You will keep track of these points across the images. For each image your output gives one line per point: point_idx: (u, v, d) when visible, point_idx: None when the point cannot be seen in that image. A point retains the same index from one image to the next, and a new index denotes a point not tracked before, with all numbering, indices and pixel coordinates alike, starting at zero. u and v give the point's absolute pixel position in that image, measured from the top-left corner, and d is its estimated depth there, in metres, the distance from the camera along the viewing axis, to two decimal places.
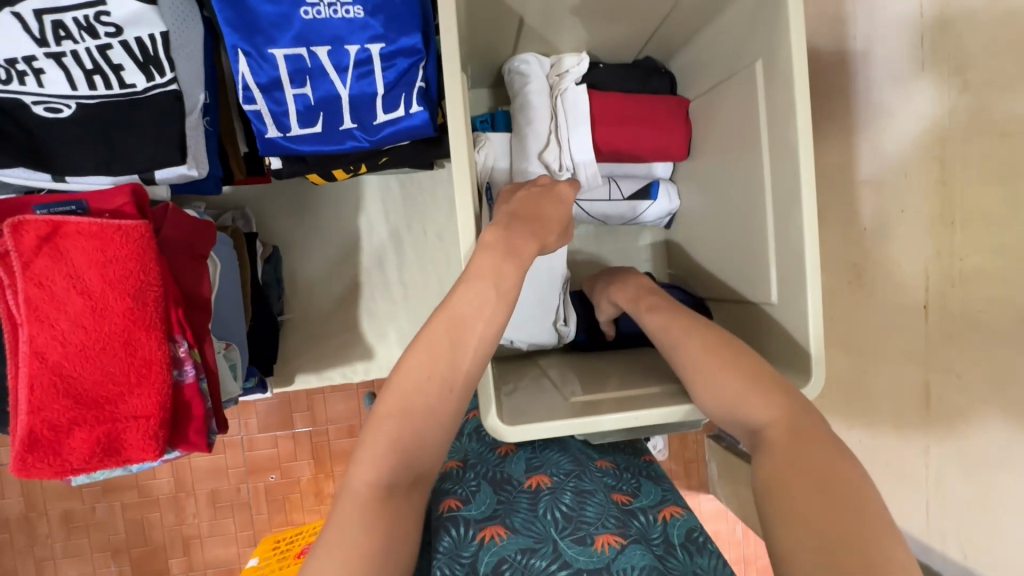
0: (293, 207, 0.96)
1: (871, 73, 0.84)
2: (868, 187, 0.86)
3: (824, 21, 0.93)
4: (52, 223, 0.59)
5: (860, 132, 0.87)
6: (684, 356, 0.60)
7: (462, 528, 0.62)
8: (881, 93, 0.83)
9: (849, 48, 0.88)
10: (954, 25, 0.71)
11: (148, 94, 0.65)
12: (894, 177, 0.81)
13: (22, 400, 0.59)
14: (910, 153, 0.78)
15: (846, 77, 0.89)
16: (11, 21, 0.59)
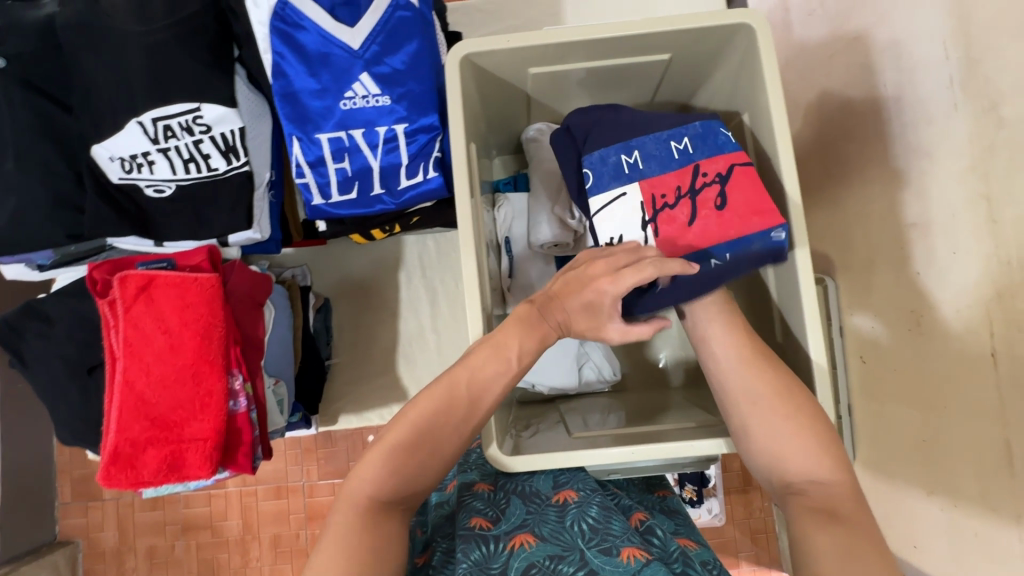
0: (345, 265, 1.10)
1: (900, 118, 0.83)
2: (918, 231, 0.81)
3: (855, 74, 0.93)
4: (147, 275, 0.74)
5: (892, 178, 0.85)
6: (747, 411, 0.60)
7: (491, 543, 0.59)
8: (920, 133, 0.80)
9: (882, 95, 0.86)
10: (983, 63, 0.69)
11: (228, 175, 0.83)
12: (943, 219, 0.76)
13: (113, 421, 0.72)
14: (952, 190, 0.74)
15: (883, 124, 0.86)
16: (134, 128, 0.78)
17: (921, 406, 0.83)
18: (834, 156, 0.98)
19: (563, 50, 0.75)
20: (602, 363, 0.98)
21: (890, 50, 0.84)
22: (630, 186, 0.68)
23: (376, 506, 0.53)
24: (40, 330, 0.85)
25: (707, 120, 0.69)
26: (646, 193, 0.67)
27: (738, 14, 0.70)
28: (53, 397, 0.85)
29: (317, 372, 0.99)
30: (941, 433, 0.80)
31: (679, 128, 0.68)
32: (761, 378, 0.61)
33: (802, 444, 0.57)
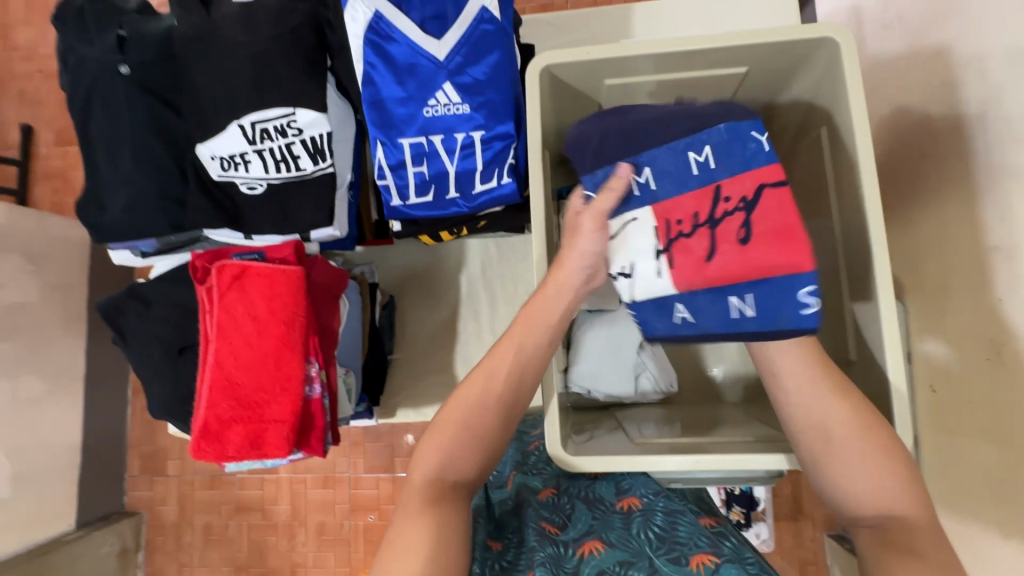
0: (409, 265, 1.15)
1: (982, 135, 0.80)
2: (1000, 255, 0.77)
3: (934, 90, 0.90)
4: (241, 266, 0.80)
5: (974, 198, 0.82)
6: (825, 434, 0.59)
7: (561, 545, 0.61)
8: (1003, 150, 0.76)
9: (963, 112, 0.83)
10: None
11: (314, 175, 0.88)
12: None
13: (204, 398, 0.78)
14: None
15: (964, 142, 0.83)
16: (234, 130, 0.85)
17: (998, 438, 0.79)
18: (912, 174, 0.95)
19: (638, 62, 0.77)
20: (659, 373, 0.98)
21: (971, 66, 0.82)
22: (641, 211, 0.59)
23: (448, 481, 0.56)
24: (140, 310, 0.94)
25: (737, 123, 0.58)
26: (658, 219, 0.59)
27: (821, 28, 0.70)
28: (146, 371, 0.94)
29: (381, 365, 1.04)
30: (1019, 468, 0.75)
31: (697, 136, 0.58)
32: (844, 410, 0.59)
33: (885, 478, 0.56)
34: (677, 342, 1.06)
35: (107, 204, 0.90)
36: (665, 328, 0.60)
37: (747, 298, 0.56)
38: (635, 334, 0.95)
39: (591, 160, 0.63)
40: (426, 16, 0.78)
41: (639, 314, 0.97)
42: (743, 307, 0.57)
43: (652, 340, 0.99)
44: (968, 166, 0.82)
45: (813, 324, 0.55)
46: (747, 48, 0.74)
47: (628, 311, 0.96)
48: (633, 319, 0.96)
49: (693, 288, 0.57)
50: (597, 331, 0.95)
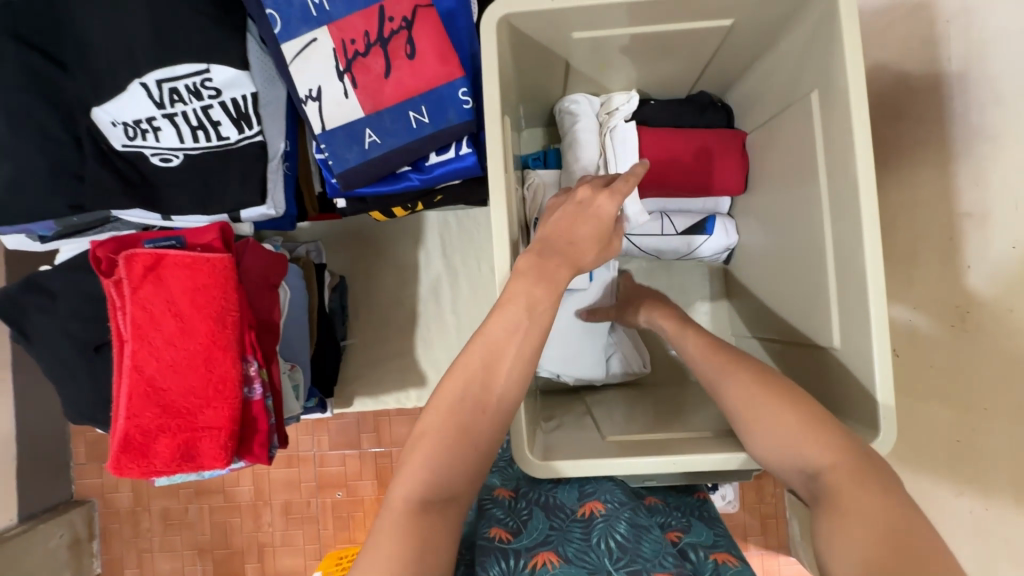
0: (361, 240, 1.05)
1: (957, 95, 0.74)
2: (970, 222, 0.74)
3: (911, 43, 0.83)
4: (155, 255, 0.69)
5: (945, 165, 0.77)
6: (742, 412, 0.56)
7: (511, 559, 0.56)
8: (981, 116, 0.72)
9: (940, 71, 0.78)
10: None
11: (239, 144, 0.76)
12: (1004, 211, 0.69)
13: (122, 408, 0.69)
14: (1014, 178, 0.67)
15: (936, 100, 0.78)
16: (137, 90, 0.72)
17: (957, 405, 0.77)
18: (880, 135, 0.90)
19: (607, 11, 0.67)
20: (629, 353, 0.93)
21: (958, 17, 0.75)
22: (316, 28, 0.66)
23: (414, 506, 0.46)
24: (45, 304, 0.81)
25: None
26: (336, 39, 0.67)
27: None
28: (60, 371, 0.82)
29: (332, 353, 0.95)
30: (977, 436, 0.75)
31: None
32: (757, 388, 0.56)
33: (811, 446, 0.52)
34: None
35: None
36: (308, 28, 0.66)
37: None
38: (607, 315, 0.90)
39: None
40: None
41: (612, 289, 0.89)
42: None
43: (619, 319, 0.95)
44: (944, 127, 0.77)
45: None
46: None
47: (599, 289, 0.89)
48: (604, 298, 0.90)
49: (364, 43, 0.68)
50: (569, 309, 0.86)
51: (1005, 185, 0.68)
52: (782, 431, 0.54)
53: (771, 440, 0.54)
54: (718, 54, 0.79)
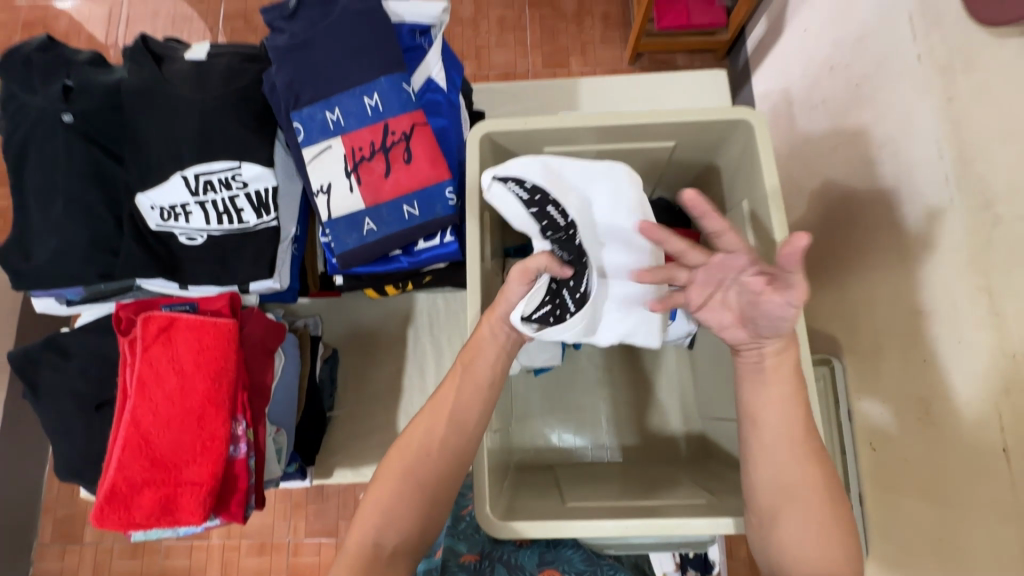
0: (355, 317, 1.14)
1: (898, 209, 0.87)
2: (920, 316, 0.82)
3: (856, 166, 1.00)
4: (169, 317, 0.77)
5: (897, 264, 0.88)
6: (785, 494, 0.61)
7: None
8: (919, 226, 0.83)
9: (883, 186, 0.92)
10: (972, 163, 0.74)
11: (257, 228, 0.88)
12: (941, 307, 0.78)
13: (114, 460, 0.73)
14: (951, 283, 0.76)
15: (887, 214, 0.90)
16: (176, 181, 0.85)
17: (929, 497, 0.81)
18: (843, 243, 1.02)
19: (571, 132, 0.82)
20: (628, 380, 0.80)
21: (886, 145, 0.91)
22: (334, 140, 0.81)
23: (370, 547, 0.60)
24: (58, 363, 0.89)
25: (390, 76, 0.81)
26: (347, 146, 0.81)
27: (738, 110, 0.77)
28: (57, 426, 0.87)
29: (318, 421, 1.00)
30: (960, 535, 0.75)
31: (367, 86, 0.81)
32: (810, 479, 0.60)
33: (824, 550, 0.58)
34: (624, 398, 1.07)
35: (33, 250, 0.86)
36: (323, 135, 0.81)
37: (374, 96, 0.81)
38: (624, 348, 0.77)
39: (303, 96, 0.81)
40: (376, 84, 0.81)
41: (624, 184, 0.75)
42: (373, 103, 0.81)
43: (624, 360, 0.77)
44: (894, 234, 0.89)
45: (397, 108, 0.81)
46: (673, 124, 0.80)
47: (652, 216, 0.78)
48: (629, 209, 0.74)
49: (354, 141, 0.81)
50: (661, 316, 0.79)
51: (941, 290, 0.77)
52: (808, 524, 0.59)
53: (801, 532, 0.59)
54: (670, 170, 0.94)
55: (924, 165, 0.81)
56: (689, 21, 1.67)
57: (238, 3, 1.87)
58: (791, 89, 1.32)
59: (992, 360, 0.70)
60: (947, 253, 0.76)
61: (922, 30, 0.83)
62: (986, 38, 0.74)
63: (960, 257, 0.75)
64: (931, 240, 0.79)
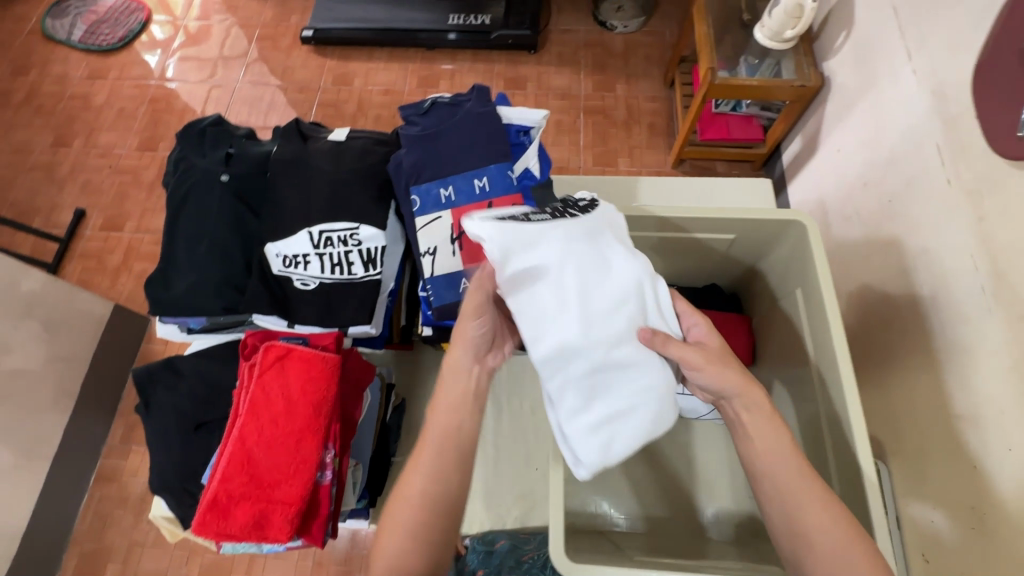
0: (423, 369, 1.23)
1: (940, 314, 0.95)
2: (968, 421, 0.87)
3: (892, 274, 1.09)
4: (285, 348, 0.88)
5: (937, 366, 0.94)
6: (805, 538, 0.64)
7: None
8: (959, 331, 0.91)
9: (919, 294, 1.01)
10: (1008, 278, 0.83)
11: (363, 280, 1.01)
12: (992, 415, 0.83)
13: (220, 472, 0.81)
14: (997, 386, 0.83)
15: (923, 318, 0.99)
16: (302, 235, 1.00)
17: None
18: (881, 341, 1.09)
19: (642, 220, 0.96)
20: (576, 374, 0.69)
21: (921, 257, 1.02)
22: (445, 211, 0.96)
23: None
24: (170, 383, 1.00)
25: (498, 164, 0.98)
26: (456, 217, 0.96)
27: (793, 214, 0.89)
28: (159, 440, 0.96)
29: (384, 464, 1.06)
30: None
31: (479, 170, 0.97)
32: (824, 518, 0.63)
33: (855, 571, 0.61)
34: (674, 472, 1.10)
35: (173, 281, 1.01)
36: (436, 206, 0.97)
37: (484, 179, 0.97)
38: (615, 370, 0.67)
39: (425, 174, 0.98)
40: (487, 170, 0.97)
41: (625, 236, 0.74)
42: (482, 185, 0.97)
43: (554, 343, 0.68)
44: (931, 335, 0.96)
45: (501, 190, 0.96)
46: (733, 221, 0.93)
47: (647, 293, 0.71)
48: (609, 253, 0.69)
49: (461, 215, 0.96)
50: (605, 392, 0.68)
51: (988, 393, 0.84)
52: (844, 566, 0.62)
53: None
54: (726, 260, 1.05)
55: (966, 279, 0.91)
56: (729, 135, 1.88)
57: (334, 95, 2.20)
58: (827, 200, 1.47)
59: None
60: (992, 357, 0.84)
61: (953, 162, 0.98)
62: (1007, 169, 0.87)
63: (1007, 361, 0.82)
64: (976, 346, 0.87)
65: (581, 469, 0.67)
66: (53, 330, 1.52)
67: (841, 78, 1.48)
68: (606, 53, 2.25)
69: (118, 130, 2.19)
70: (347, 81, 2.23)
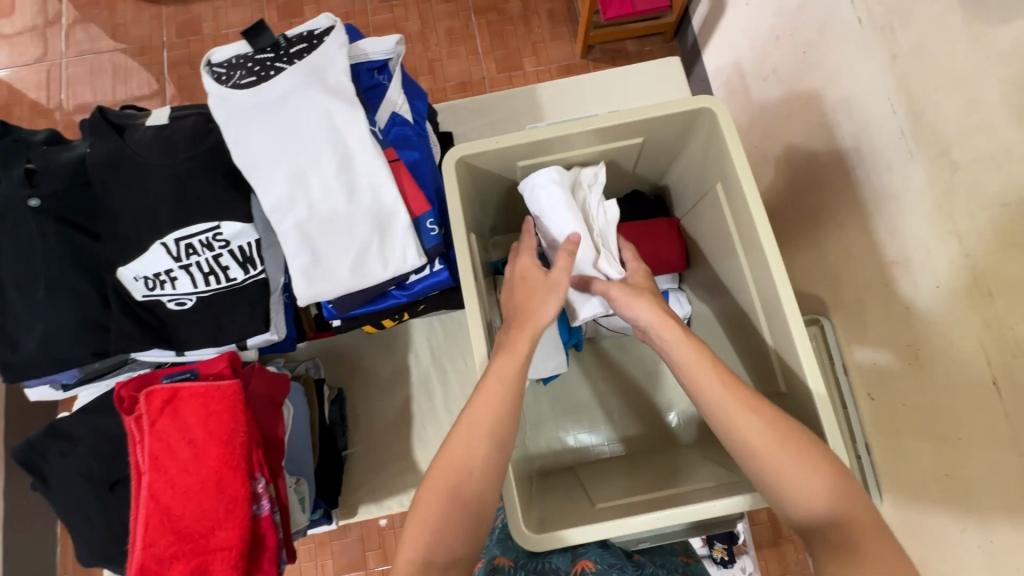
0: (356, 352, 1.14)
1: (862, 167, 0.88)
2: (900, 267, 0.81)
3: (816, 131, 1.01)
4: (172, 388, 0.77)
5: (868, 228, 0.87)
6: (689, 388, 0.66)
7: None
8: (882, 179, 0.84)
9: (842, 146, 0.93)
10: (926, 114, 0.75)
11: (246, 283, 0.88)
12: (920, 256, 0.77)
13: (139, 540, 0.73)
14: (922, 228, 0.77)
15: (847, 172, 0.92)
16: (157, 249, 0.84)
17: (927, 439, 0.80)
18: (811, 205, 1.03)
19: (539, 145, 0.83)
20: (353, 210, 0.80)
21: (842, 106, 0.93)
22: (291, 180, 0.78)
23: None
24: (64, 449, 0.87)
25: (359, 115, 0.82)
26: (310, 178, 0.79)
27: (700, 101, 0.79)
28: (71, 512, 0.86)
29: (336, 464, 1.00)
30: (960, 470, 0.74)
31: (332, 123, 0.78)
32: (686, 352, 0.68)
33: (776, 445, 0.60)
34: (633, 390, 1.08)
35: (20, 340, 0.85)
36: (285, 185, 0.78)
37: (342, 135, 0.78)
38: (399, 260, 0.81)
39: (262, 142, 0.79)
40: (336, 117, 0.78)
41: (343, 51, 0.80)
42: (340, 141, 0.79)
43: (334, 269, 0.81)
44: (852, 193, 0.90)
45: (367, 138, 0.78)
46: (635, 123, 0.82)
47: (348, 137, 0.78)
48: (306, 108, 0.77)
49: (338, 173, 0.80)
50: (328, 235, 0.81)
51: (908, 235, 0.79)
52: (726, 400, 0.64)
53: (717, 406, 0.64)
54: (641, 164, 0.96)
55: (885, 120, 0.82)
56: (633, 10, 1.66)
57: (184, 50, 1.84)
58: (744, 63, 1.34)
59: (966, 297, 0.71)
60: (912, 203, 0.78)
61: None
62: None
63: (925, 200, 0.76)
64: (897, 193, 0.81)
65: (298, 291, 0.81)
66: None
67: None
68: None
69: None
70: (194, 30, 1.86)
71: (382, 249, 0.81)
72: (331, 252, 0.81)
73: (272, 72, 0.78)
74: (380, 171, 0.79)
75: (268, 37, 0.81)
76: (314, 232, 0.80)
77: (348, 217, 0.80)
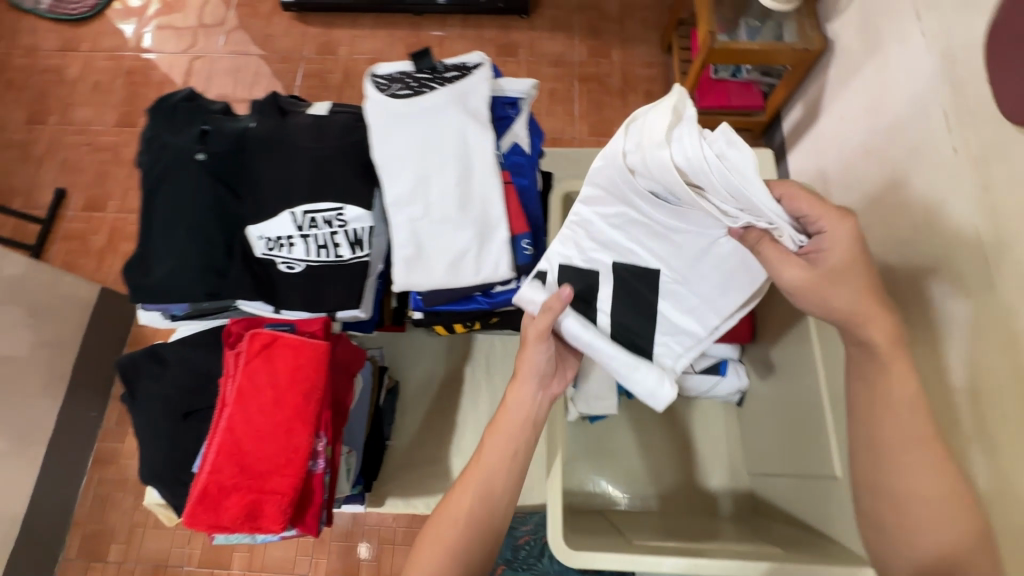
0: (419, 352, 1.21)
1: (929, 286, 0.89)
2: None
3: None
4: (271, 335, 0.86)
5: None
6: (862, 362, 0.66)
7: None
8: (944, 304, 0.85)
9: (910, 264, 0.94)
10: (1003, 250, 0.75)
11: (351, 262, 0.98)
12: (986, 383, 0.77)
13: (208, 464, 0.79)
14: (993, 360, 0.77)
15: (918, 288, 0.92)
16: (285, 216, 0.96)
17: None
18: None
19: None
20: (462, 217, 0.89)
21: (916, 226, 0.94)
22: (418, 180, 0.89)
23: None
24: (156, 372, 0.97)
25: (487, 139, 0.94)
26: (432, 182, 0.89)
27: None
28: (145, 429, 0.94)
29: (379, 449, 1.05)
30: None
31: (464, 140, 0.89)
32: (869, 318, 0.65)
33: (953, 506, 0.61)
34: (674, 450, 1.09)
35: (151, 267, 0.97)
36: (410, 183, 0.89)
37: (470, 152, 0.90)
38: (493, 269, 0.90)
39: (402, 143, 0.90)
40: (470, 137, 0.89)
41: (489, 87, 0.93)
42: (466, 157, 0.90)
43: (432, 266, 0.90)
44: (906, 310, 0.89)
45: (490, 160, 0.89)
46: None
47: (474, 155, 0.90)
48: (446, 123, 0.89)
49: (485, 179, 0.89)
50: (434, 233, 0.90)
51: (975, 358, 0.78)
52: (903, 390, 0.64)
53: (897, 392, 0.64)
54: None
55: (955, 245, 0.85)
56: (728, 103, 1.80)
57: (319, 64, 2.10)
58: (829, 170, 1.41)
59: None
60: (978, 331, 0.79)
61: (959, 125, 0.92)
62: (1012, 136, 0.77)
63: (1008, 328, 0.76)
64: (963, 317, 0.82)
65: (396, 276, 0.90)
66: (34, 315, 1.47)
67: (845, 41, 1.42)
68: (600, 18, 2.14)
69: (93, 105, 2.10)
70: (331, 50, 2.12)
71: (478, 257, 0.90)
72: (439, 248, 0.90)
73: (426, 89, 0.91)
74: (495, 189, 0.89)
75: (429, 62, 0.95)
76: (423, 229, 0.90)
77: (456, 223, 0.89)
